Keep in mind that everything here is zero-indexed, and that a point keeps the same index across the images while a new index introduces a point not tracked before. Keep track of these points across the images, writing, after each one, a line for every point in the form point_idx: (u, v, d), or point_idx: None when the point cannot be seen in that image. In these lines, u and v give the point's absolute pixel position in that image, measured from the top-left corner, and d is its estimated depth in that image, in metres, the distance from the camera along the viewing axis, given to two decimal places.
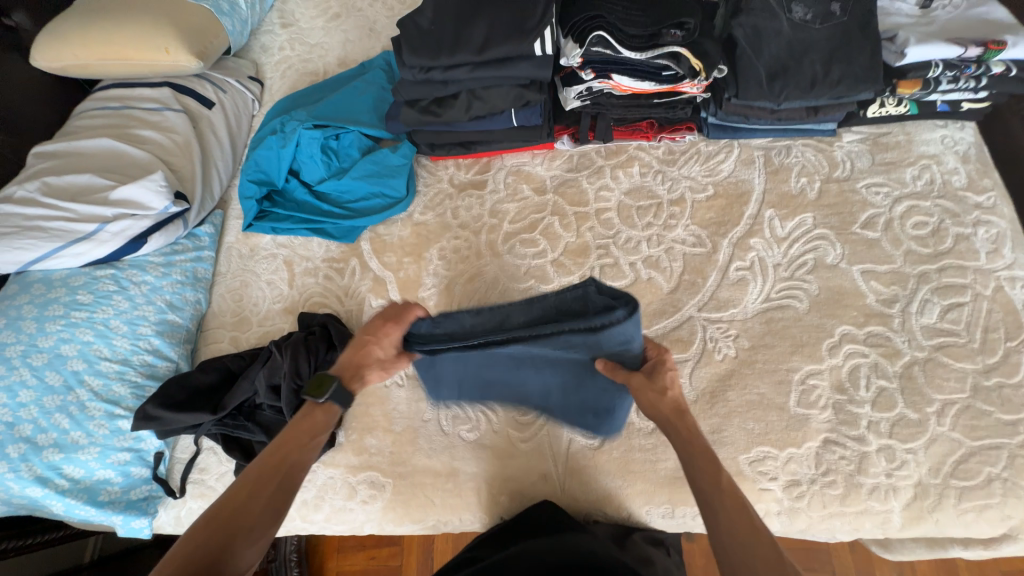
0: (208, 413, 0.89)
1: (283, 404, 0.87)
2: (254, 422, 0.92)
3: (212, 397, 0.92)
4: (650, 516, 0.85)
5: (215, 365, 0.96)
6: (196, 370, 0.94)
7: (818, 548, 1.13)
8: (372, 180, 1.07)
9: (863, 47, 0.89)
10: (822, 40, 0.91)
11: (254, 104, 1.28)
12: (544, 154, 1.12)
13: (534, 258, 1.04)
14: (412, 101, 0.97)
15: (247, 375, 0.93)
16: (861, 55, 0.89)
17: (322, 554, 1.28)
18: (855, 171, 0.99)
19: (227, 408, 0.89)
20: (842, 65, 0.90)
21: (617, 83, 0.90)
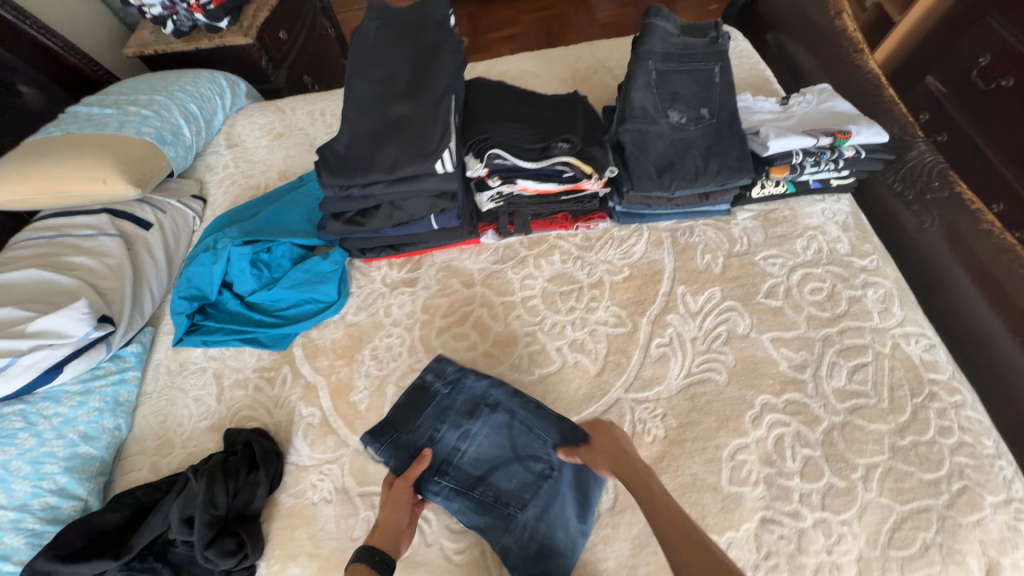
0: (112, 559, 0.81)
1: (194, 540, 0.81)
2: (165, 562, 0.85)
3: (119, 538, 0.85)
4: None
5: (126, 499, 0.89)
6: (102, 509, 0.87)
7: None
8: (303, 288, 1.10)
9: (733, 142, 1.02)
10: (700, 138, 1.04)
11: (196, 220, 1.33)
12: (471, 248, 1.19)
13: (466, 351, 1.05)
14: (337, 213, 1.04)
15: (159, 508, 0.86)
16: (732, 149, 1.02)
17: None
18: (752, 246, 1.08)
19: (133, 549, 0.82)
20: (718, 158, 1.01)
21: (523, 186, 0.99)
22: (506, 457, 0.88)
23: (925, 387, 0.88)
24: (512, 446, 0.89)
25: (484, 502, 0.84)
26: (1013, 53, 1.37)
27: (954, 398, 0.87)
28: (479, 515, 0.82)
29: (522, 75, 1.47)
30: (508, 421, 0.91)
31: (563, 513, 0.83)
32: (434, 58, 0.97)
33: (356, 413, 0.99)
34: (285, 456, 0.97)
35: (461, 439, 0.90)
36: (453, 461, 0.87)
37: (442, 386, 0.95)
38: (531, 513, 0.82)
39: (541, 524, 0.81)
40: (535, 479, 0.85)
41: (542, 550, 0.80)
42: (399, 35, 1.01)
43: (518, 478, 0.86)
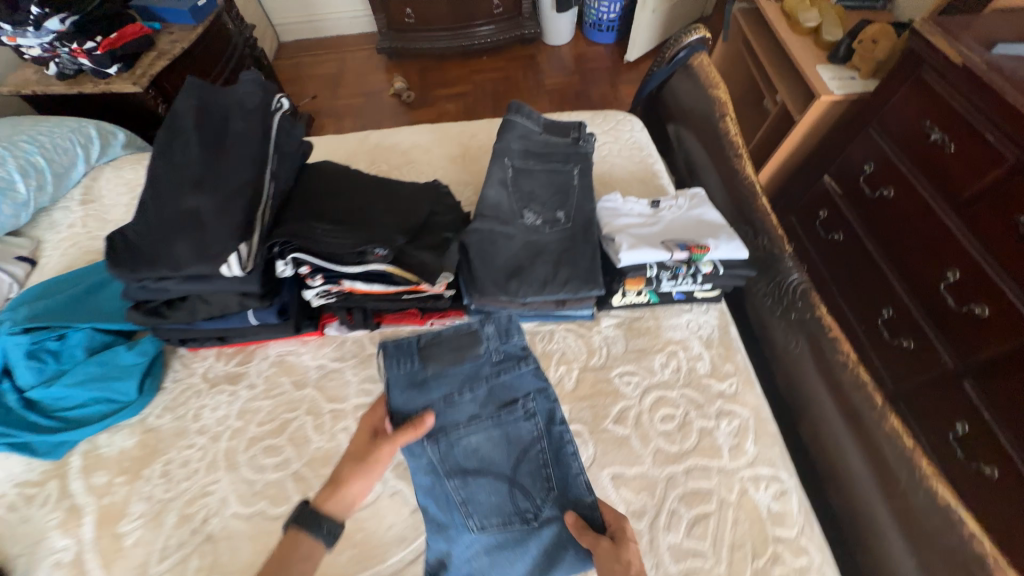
0: None
1: None
2: None
3: None
4: None
5: None
6: None
7: None
8: (93, 385, 0.93)
9: (584, 251, 0.96)
10: (552, 244, 0.98)
11: (12, 286, 1.16)
12: (314, 341, 1.06)
13: (274, 470, 0.90)
14: (137, 302, 0.91)
15: None
16: (582, 258, 0.95)
17: None
18: (609, 358, 1.00)
19: None
20: (567, 267, 0.94)
21: (351, 287, 0.90)
22: (502, 479, 0.78)
23: (769, 547, 0.78)
24: (515, 458, 0.79)
25: (450, 497, 0.76)
26: (890, 165, 1.36)
27: (798, 560, 0.77)
28: (443, 515, 0.75)
29: (412, 150, 1.41)
30: (540, 437, 0.80)
31: (512, 561, 0.74)
32: (241, 150, 0.85)
33: (118, 550, 0.82)
34: None
35: (476, 431, 0.79)
36: (442, 439, 0.77)
37: (495, 340, 0.82)
38: (484, 540, 0.74)
39: (490, 557, 0.74)
40: (527, 524, 0.75)
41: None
42: (203, 122, 0.88)
43: (498, 498, 0.77)
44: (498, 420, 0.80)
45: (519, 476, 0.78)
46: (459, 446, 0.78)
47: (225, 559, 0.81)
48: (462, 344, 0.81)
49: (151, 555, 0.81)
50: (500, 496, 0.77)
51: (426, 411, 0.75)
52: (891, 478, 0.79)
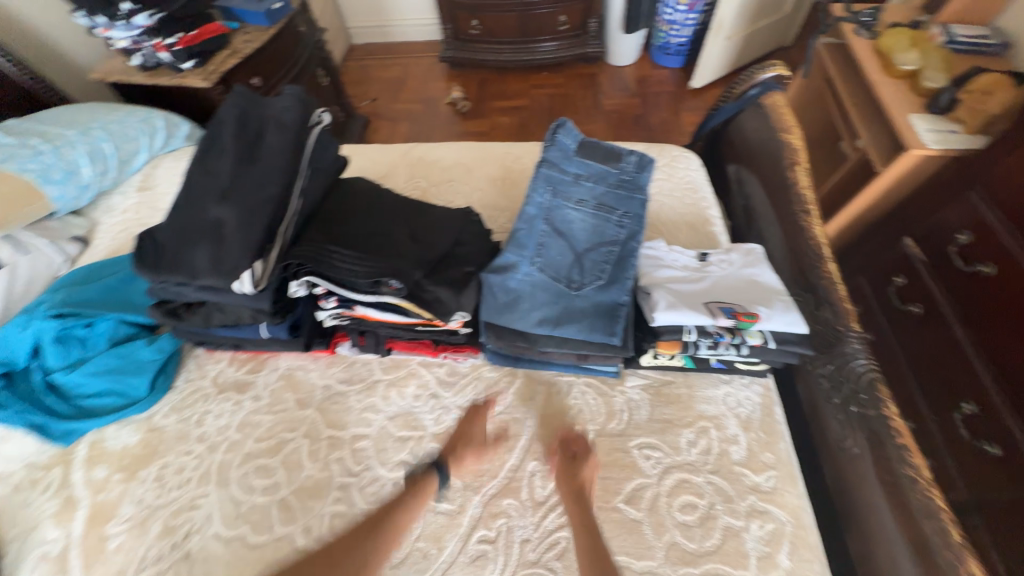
0: None
1: None
2: None
3: None
4: None
5: None
6: None
7: None
8: (108, 377, 0.95)
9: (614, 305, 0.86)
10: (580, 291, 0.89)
11: (65, 265, 1.24)
12: (323, 358, 1.04)
13: (262, 492, 0.87)
14: (159, 301, 0.92)
15: None
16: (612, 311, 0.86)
17: None
18: (630, 425, 0.90)
19: None
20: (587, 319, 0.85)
21: (362, 313, 0.87)
22: (572, 248, 0.89)
23: None
24: (580, 265, 0.88)
25: (533, 230, 0.89)
26: (989, 237, 1.18)
27: None
28: (490, 297, 0.86)
29: (452, 168, 1.38)
30: (614, 257, 0.88)
31: (544, 302, 0.87)
32: (272, 164, 0.83)
33: (101, 553, 0.81)
34: None
35: (581, 211, 0.90)
36: (555, 200, 0.90)
37: (620, 188, 0.91)
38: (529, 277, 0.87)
39: (530, 312, 0.86)
40: (566, 289, 0.87)
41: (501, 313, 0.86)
42: (243, 130, 0.88)
43: (564, 249, 0.89)
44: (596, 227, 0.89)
45: (570, 274, 0.88)
46: (564, 212, 0.90)
47: None
48: (612, 155, 0.93)
49: (132, 563, 0.80)
50: (548, 279, 0.87)
51: (542, 162, 0.91)
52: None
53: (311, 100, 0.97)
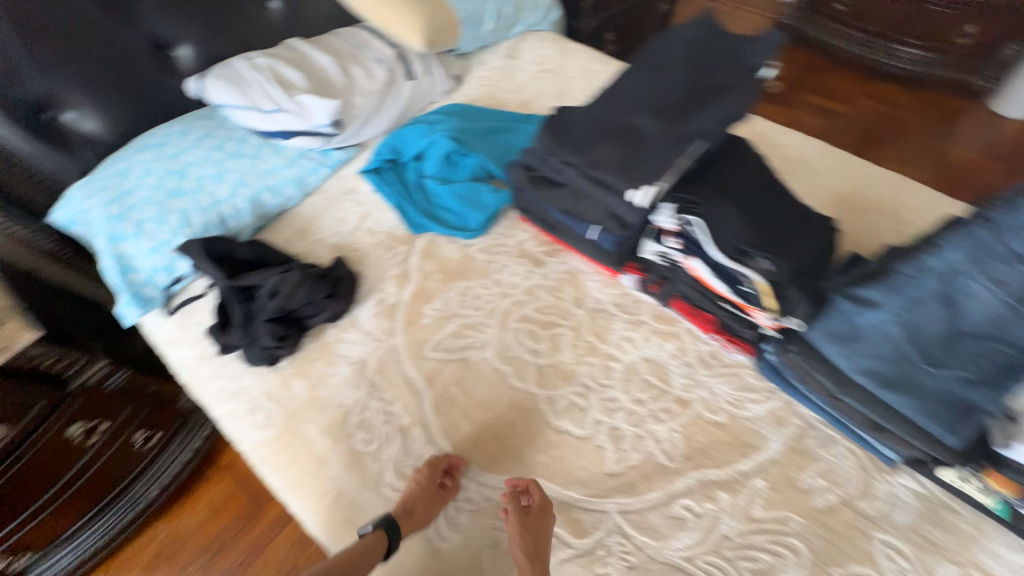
0: (222, 275, 1.04)
1: (267, 309, 1.02)
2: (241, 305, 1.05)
3: (234, 268, 1.08)
4: None
5: (256, 247, 1.11)
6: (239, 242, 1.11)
7: None
8: (460, 201, 1.19)
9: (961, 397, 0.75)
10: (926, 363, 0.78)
11: (441, 95, 1.52)
12: (605, 276, 1.13)
13: (526, 350, 1.04)
14: (528, 166, 1.08)
15: (266, 270, 1.07)
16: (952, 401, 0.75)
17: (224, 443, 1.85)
18: (883, 518, 0.82)
19: (235, 281, 1.04)
20: (916, 396, 0.76)
21: (693, 267, 0.90)
22: (955, 322, 0.79)
23: None
24: (954, 340, 0.78)
25: (923, 283, 0.82)
26: None
27: None
28: (834, 320, 0.83)
29: (795, 161, 1.26)
30: (1005, 358, 0.76)
31: (885, 352, 0.80)
32: (714, 96, 0.89)
33: (415, 320, 1.09)
34: (353, 306, 1.11)
35: (994, 293, 0.79)
36: (969, 267, 0.81)
37: None
38: (888, 323, 0.80)
39: (862, 356, 0.81)
40: (916, 358, 0.78)
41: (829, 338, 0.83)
42: (695, 58, 0.95)
43: (946, 318, 0.79)
44: (1002, 315, 0.78)
45: (931, 349, 0.78)
46: (970, 283, 0.80)
47: (467, 383, 1.00)
48: None
49: (430, 341, 1.06)
50: (903, 338, 0.79)
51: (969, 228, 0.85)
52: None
53: (774, 51, 0.98)
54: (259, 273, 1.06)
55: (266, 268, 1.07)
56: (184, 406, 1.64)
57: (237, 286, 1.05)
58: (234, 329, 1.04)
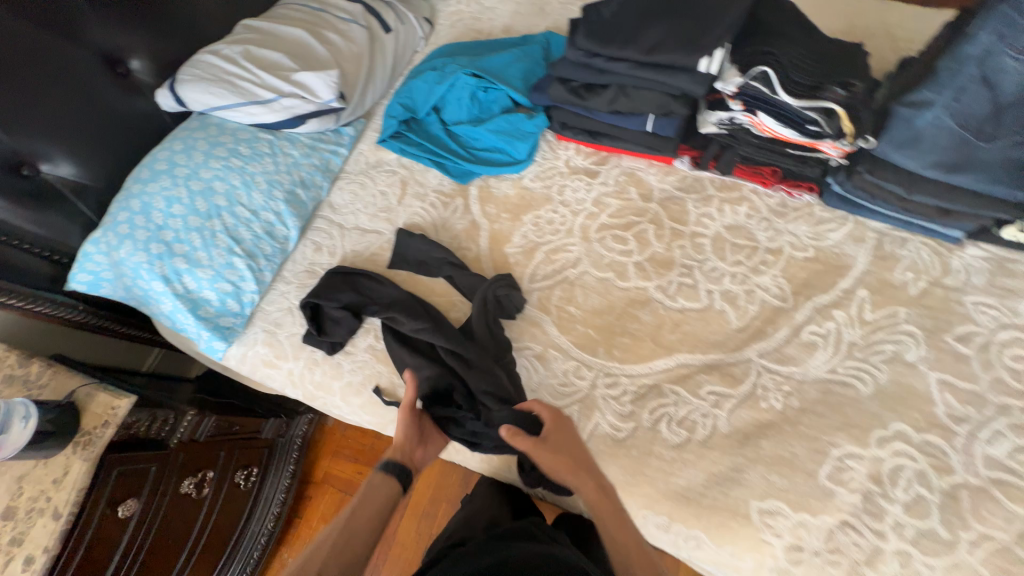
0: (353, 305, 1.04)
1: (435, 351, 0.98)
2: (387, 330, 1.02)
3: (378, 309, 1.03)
4: (643, 519, 0.89)
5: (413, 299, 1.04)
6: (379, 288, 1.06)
7: None
8: (501, 136, 1.17)
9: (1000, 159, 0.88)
10: (967, 145, 0.89)
11: (420, 42, 1.44)
12: (660, 167, 1.18)
13: (620, 254, 1.08)
14: (565, 79, 1.07)
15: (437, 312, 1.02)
16: (992, 165, 0.88)
17: (319, 452, 1.86)
18: (967, 285, 0.97)
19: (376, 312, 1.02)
20: (968, 174, 0.90)
21: (759, 121, 0.95)
22: (994, 100, 0.86)
23: None
24: (993, 111, 0.86)
25: (965, 72, 0.86)
26: None
27: None
28: (899, 128, 0.92)
29: None
30: None
31: (943, 144, 0.90)
32: None
33: (505, 262, 1.11)
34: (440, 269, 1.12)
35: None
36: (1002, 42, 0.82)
37: None
38: (936, 118, 0.89)
39: (926, 155, 0.92)
40: (972, 139, 0.88)
41: (900, 145, 0.94)
42: None
43: (983, 98, 0.86)
44: None
45: (981, 126, 0.88)
46: (1001, 60, 0.83)
47: (579, 300, 1.04)
48: None
49: (527, 275, 1.08)
50: (955, 126, 0.88)
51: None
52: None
53: None
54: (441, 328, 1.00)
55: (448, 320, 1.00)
56: (267, 436, 1.57)
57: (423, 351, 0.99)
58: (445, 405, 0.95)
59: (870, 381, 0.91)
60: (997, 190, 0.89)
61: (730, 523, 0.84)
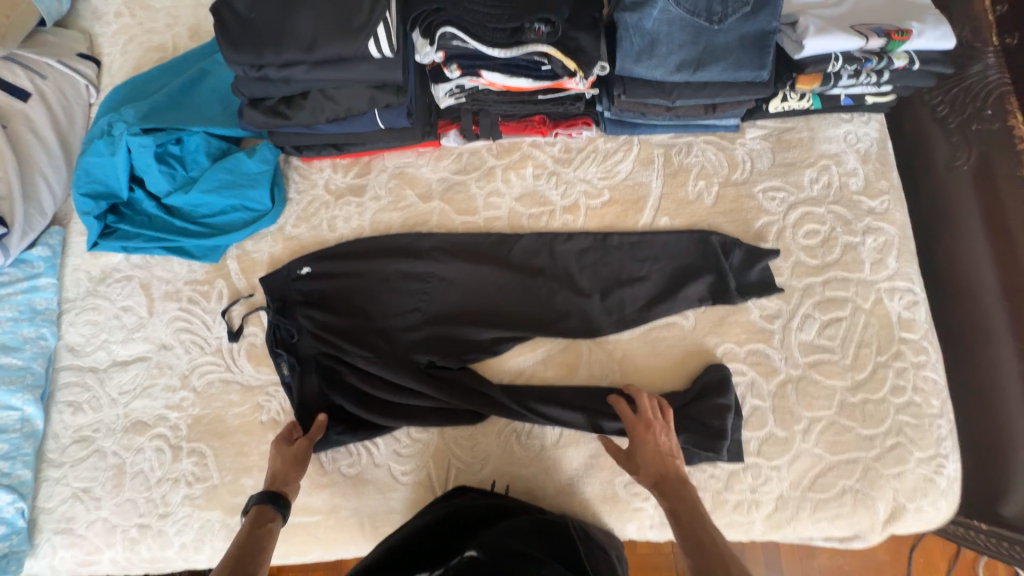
0: (335, 267, 0.95)
1: (394, 268, 0.95)
2: (337, 288, 0.95)
3: (428, 274, 0.95)
4: None
5: (420, 301, 0.94)
6: (426, 267, 0.94)
7: None
8: (226, 193, 0.94)
9: (733, 40, 0.79)
10: (703, 30, 0.79)
11: (91, 90, 1.09)
12: (430, 153, 1.00)
13: (419, 273, 0.95)
14: (256, 100, 0.84)
15: (456, 282, 0.94)
16: (730, 51, 0.79)
17: None
18: (753, 173, 0.93)
19: (380, 267, 0.95)
20: (717, 64, 0.80)
21: (489, 81, 0.79)
22: None
23: (894, 346, 0.85)
24: None
25: None
26: None
27: (918, 357, 0.85)
28: (630, 38, 0.79)
29: None
30: None
31: (682, 38, 0.79)
32: None
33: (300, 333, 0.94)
34: (229, 374, 0.94)
35: None
36: None
37: None
38: (665, 13, 0.78)
39: (674, 53, 0.80)
40: (705, 25, 0.78)
41: (643, 52, 0.80)
42: None
43: None
44: None
45: (710, 6, 0.77)
46: None
47: (395, 343, 0.92)
48: None
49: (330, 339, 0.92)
50: (684, 14, 0.78)
51: None
52: (1021, 301, 0.86)
53: None
54: (578, 257, 0.93)
55: (634, 264, 0.91)
56: None
57: (421, 291, 0.94)
58: (311, 289, 0.95)
59: (693, 314, 0.89)
60: (745, 74, 0.81)
61: (603, 507, 0.86)
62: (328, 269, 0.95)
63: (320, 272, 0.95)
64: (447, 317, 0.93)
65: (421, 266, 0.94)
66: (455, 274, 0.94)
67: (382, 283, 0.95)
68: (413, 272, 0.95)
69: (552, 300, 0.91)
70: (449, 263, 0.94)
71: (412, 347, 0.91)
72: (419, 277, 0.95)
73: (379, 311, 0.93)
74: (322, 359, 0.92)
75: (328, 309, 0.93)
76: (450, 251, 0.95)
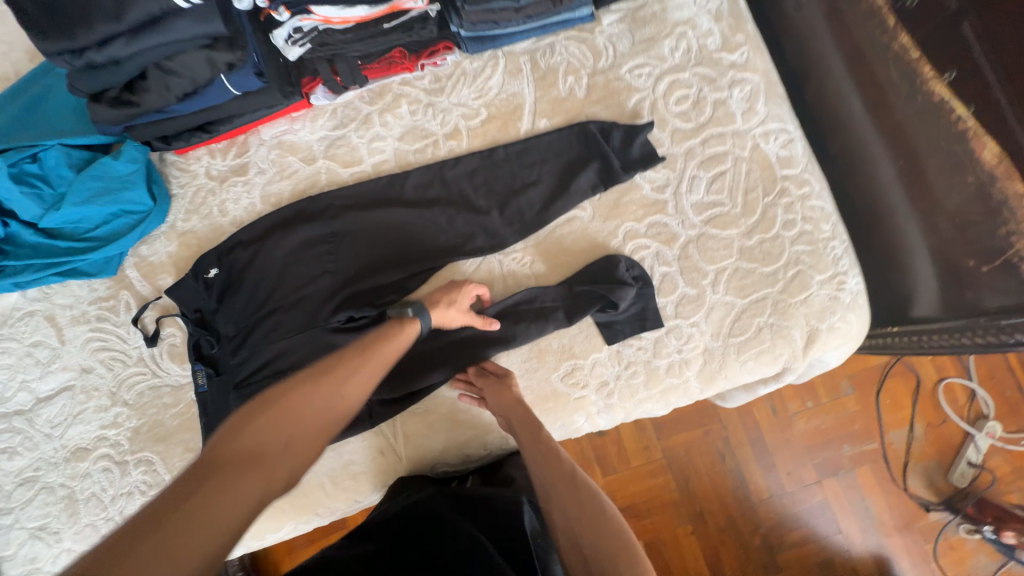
0: (235, 257, 0.94)
1: (294, 238, 0.94)
2: (241, 273, 0.93)
3: (329, 234, 0.94)
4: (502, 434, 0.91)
5: (329, 262, 0.93)
6: (325, 229, 0.94)
7: (707, 407, 1.37)
8: (102, 200, 0.90)
9: None
10: None
11: None
12: (304, 116, 0.99)
13: (320, 234, 0.94)
14: (95, 94, 0.81)
15: (358, 235, 0.94)
16: None
17: None
18: (617, 57, 0.94)
19: (278, 239, 0.93)
20: None
21: (321, 16, 0.82)
22: None
23: (778, 185, 0.89)
24: None
25: None
26: None
27: (802, 190, 0.89)
28: None
29: None
30: None
31: None
32: None
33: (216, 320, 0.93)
34: (158, 379, 0.93)
35: None
36: None
37: None
38: None
39: None
40: None
41: None
42: None
43: None
44: None
45: None
46: None
47: (314, 309, 0.91)
48: None
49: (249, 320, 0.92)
50: None
51: None
52: (887, 114, 0.88)
53: None
54: (469, 177, 0.94)
55: (521, 170, 0.93)
56: None
57: (327, 253, 0.93)
58: (218, 283, 0.93)
59: (590, 205, 0.91)
60: None
61: (547, 405, 0.87)
62: (229, 258, 0.94)
63: (222, 264, 0.94)
64: (359, 270, 0.93)
65: (322, 229, 0.94)
66: (356, 228, 0.94)
67: (287, 256, 0.93)
68: (315, 237, 0.94)
69: (453, 225, 0.92)
70: (347, 218, 0.94)
71: (332, 308, 0.91)
72: (323, 239, 0.94)
73: (291, 284, 0.92)
74: (247, 343, 0.91)
75: (242, 298, 0.93)
76: (347, 205, 0.95)
